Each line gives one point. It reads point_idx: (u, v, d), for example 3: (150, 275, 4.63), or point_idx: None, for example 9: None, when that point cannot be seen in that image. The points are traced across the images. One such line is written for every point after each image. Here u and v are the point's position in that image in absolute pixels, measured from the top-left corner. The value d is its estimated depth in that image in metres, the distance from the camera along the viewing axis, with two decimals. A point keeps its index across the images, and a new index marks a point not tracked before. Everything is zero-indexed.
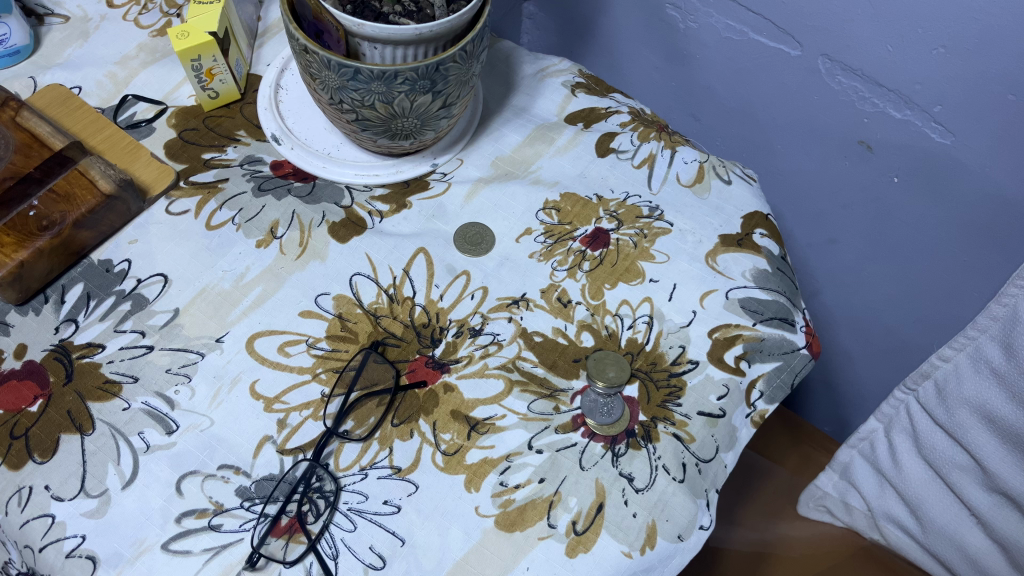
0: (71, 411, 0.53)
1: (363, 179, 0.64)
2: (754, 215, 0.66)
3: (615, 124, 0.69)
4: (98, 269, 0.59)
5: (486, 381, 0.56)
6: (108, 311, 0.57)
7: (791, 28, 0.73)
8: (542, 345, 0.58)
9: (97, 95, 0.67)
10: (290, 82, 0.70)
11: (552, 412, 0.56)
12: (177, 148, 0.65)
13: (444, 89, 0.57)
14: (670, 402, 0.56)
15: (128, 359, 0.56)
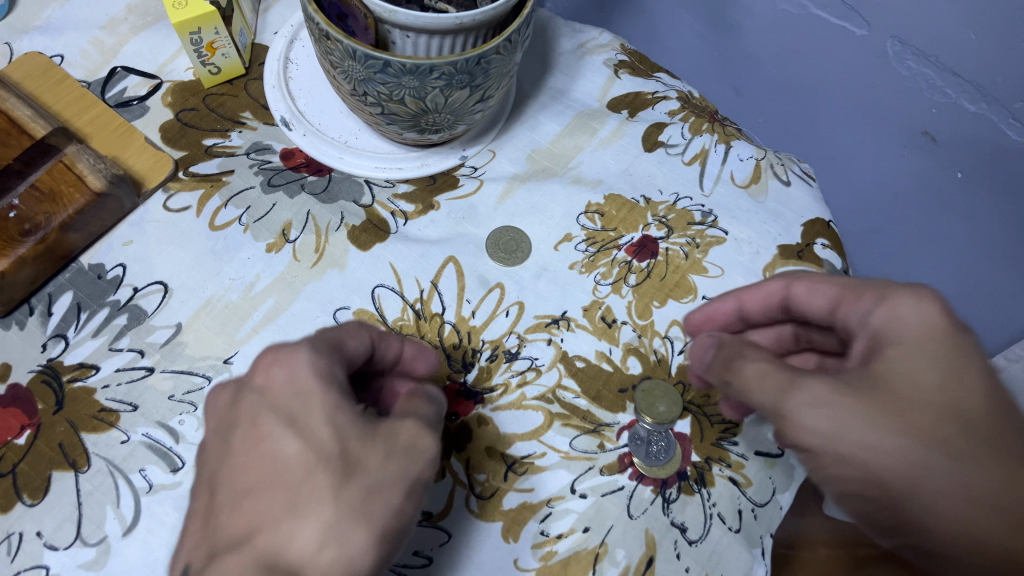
0: (63, 444, 0.48)
1: (385, 173, 0.57)
2: (815, 222, 0.59)
3: (663, 112, 0.62)
4: (89, 276, 0.53)
5: (524, 414, 0.51)
6: (101, 325, 0.51)
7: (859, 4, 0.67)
8: (585, 372, 0.53)
9: (82, 66, 0.59)
10: (301, 55, 0.61)
11: (597, 450, 0.51)
12: (174, 132, 0.58)
13: (483, 83, 0.50)
14: (724, 440, 0.52)
15: (125, 384, 0.50)
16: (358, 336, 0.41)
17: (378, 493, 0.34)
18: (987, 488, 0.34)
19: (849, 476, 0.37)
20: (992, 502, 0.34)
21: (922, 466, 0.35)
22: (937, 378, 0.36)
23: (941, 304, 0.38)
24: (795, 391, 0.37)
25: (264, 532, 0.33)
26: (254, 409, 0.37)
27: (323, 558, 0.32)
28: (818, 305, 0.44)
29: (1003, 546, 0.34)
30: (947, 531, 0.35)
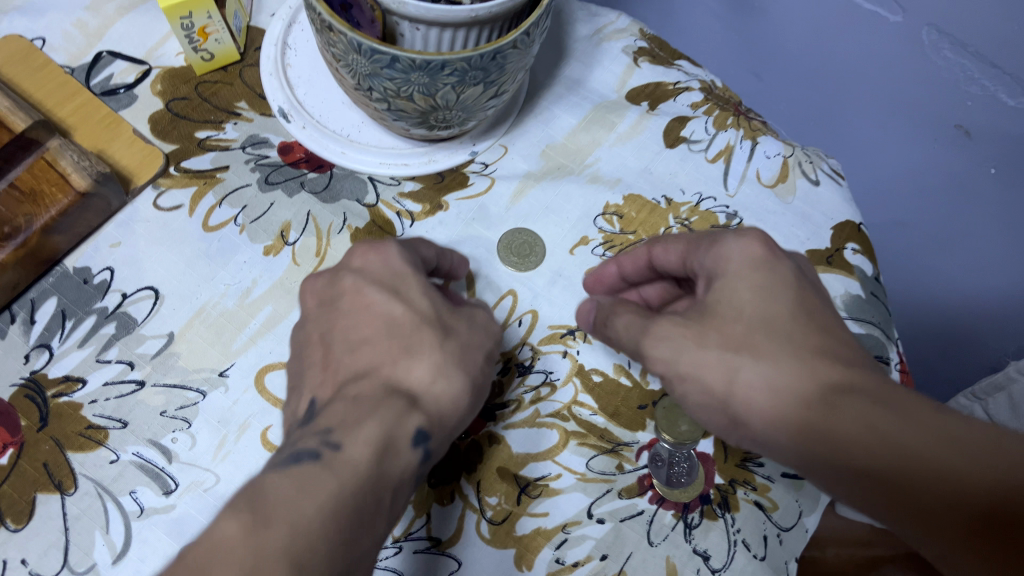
0: (48, 464, 0.45)
1: (390, 170, 0.54)
2: (845, 225, 0.56)
3: (685, 104, 0.58)
4: (74, 280, 0.49)
5: (538, 432, 0.48)
6: (87, 335, 0.48)
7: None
8: (602, 387, 0.50)
9: (65, 50, 0.55)
10: (300, 39, 0.57)
11: (615, 471, 0.48)
12: (164, 123, 0.54)
13: (498, 79, 0.46)
14: (749, 462, 0.49)
15: (114, 399, 0.47)
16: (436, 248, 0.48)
17: (469, 354, 0.42)
18: (803, 384, 0.36)
19: (698, 403, 0.40)
20: (809, 394, 0.35)
21: (740, 373, 0.37)
22: (758, 295, 0.39)
23: (761, 239, 0.41)
24: (642, 328, 0.42)
25: (383, 368, 0.40)
26: (357, 283, 0.43)
27: (436, 388, 0.40)
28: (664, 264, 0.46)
29: (821, 434, 0.35)
30: (789, 436, 0.36)
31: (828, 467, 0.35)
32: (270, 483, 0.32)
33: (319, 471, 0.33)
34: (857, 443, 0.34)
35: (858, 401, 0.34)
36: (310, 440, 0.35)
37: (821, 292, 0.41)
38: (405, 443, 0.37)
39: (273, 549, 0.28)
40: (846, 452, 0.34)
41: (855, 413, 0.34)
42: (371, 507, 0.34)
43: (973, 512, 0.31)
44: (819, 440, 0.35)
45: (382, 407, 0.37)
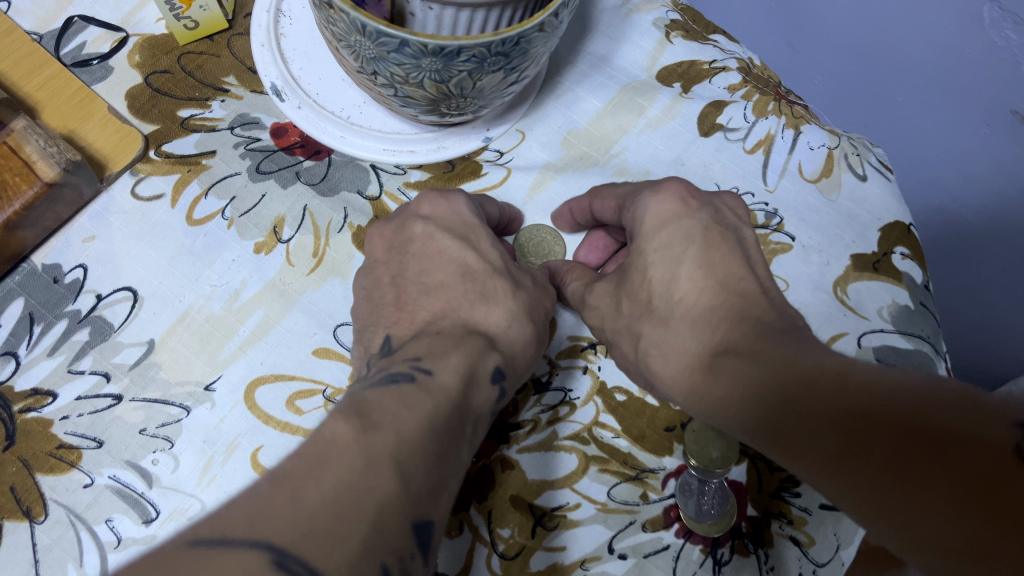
0: (15, 488, 0.41)
1: (395, 157, 0.48)
2: (894, 226, 0.51)
3: (721, 87, 0.53)
4: (43, 279, 0.44)
5: (555, 457, 0.44)
6: (58, 342, 0.43)
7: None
8: (626, 407, 0.46)
9: (33, 14, 0.49)
10: (296, 5, 0.50)
11: (639, 501, 0.44)
12: (143, 100, 0.48)
13: (520, 65, 0.41)
14: (785, 492, 0.45)
15: (88, 415, 0.42)
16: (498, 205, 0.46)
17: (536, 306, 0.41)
18: (692, 347, 0.38)
19: (629, 365, 0.43)
20: (699, 354, 0.37)
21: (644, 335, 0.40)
22: (663, 256, 0.40)
23: (678, 193, 0.42)
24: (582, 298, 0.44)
25: (459, 310, 0.38)
26: (427, 228, 0.40)
27: (512, 332, 0.38)
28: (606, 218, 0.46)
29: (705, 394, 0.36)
30: (686, 398, 0.38)
31: (727, 428, 0.36)
32: (367, 397, 0.29)
33: (415, 391, 0.30)
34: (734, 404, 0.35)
35: (729, 357, 0.35)
36: (398, 367, 0.32)
37: (737, 240, 0.40)
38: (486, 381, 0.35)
39: (383, 450, 0.26)
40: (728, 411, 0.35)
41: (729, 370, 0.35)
42: (457, 437, 0.31)
43: (838, 445, 0.29)
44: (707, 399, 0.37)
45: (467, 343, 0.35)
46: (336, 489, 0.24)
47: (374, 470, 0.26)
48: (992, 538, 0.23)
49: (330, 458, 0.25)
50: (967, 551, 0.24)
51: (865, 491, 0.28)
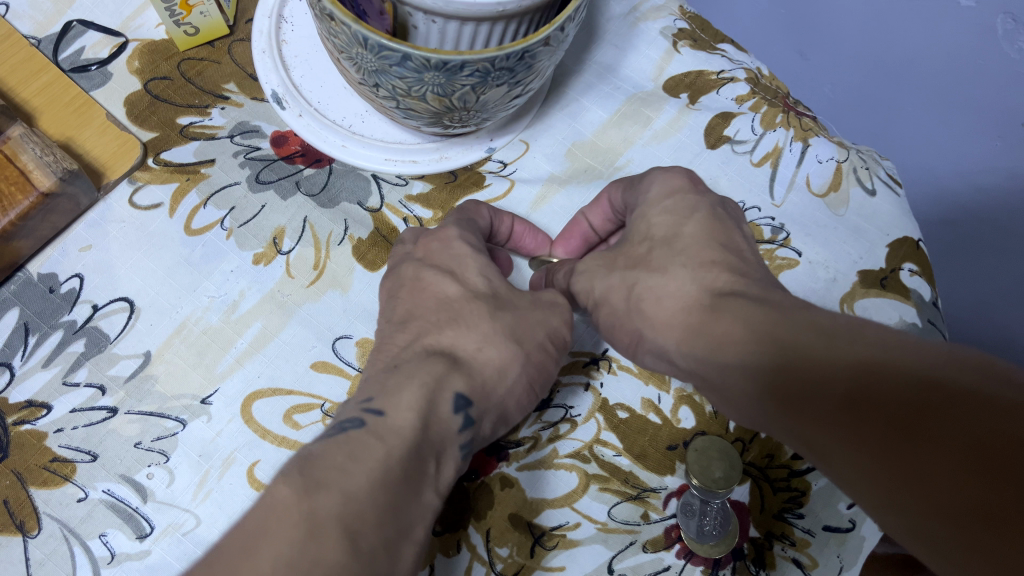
0: (9, 501, 0.40)
1: (396, 167, 0.48)
2: (902, 242, 0.50)
3: (729, 98, 0.52)
4: (39, 289, 0.44)
5: (555, 475, 0.44)
6: (54, 353, 0.43)
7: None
8: (628, 424, 0.45)
9: (31, 18, 0.49)
10: (297, 11, 0.50)
11: (639, 521, 0.43)
12: (143, 107, 0.48)
13: (524, 79, 0.40)
14: (788, 513, 0.44)
15: (83, 428, 0.42)
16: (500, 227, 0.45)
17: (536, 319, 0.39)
18: (691, 289, 0.36)
19: (609, 332, 0.41)
20: (701, 296, 0.36)
21: (632, 286, 0.39)
22: (666, 215, 0.40)
23: (687, 175, 0.42)
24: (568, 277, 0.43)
25: (428, 335, 0.37)
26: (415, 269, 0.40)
27: (483, 356, 0.37)
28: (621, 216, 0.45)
29: (707, 338, 0.35)
30: (678, 342, 0.37)
31: (715, 372, 0.35)
32: (314, 451, 0.29)
33: (364, 437, 0.30)
34: (743, 346, 0.33)
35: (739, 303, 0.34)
36: (350, 411, 0.32)
37: (743, 226, 0.40)
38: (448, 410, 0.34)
39: (326, 515, 0.26)
40: (733, 359, 0.34)
41: (740, 313, 0.34)
42: (417, 480, 0.31)
43: (851, 399, 0.29)
44: (707, 343, 0.35)
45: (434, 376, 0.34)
46: (274, 568, 0.24)
47: (315, 540, 0.25)
48: (986, 484, 0.24)
49: (266, 533, 0.25)
50: (969, 512, 0.24)
51: (871, 442, 0.27)
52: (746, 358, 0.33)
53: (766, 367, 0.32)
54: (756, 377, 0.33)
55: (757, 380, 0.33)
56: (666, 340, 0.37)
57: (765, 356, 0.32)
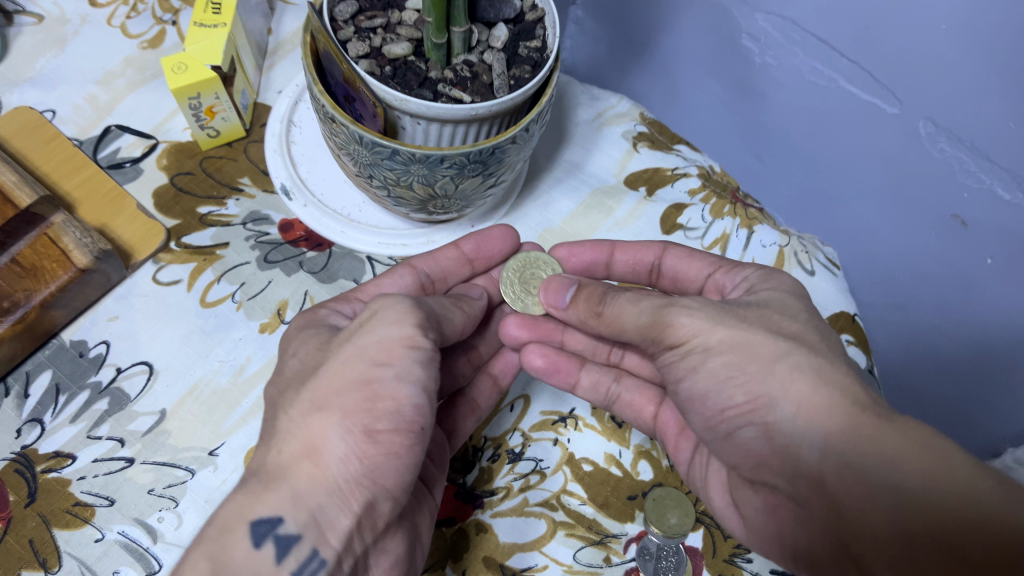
0: (33, 540, 0.45)
1: (388, 250, 0.54)
2: (839, 316, 0.56)
3: (682, 191, 0.59)
4: (70, 353, 0.50)
5: (526, 521, 0.48)
6: (80, 410, 0.48)
7: (879, 71, 0.62)
8: (591, 476, 0.50)
9: (75, 123, 0.56)
10: (306, 117, 0.58)
11: (602, 564, 0.47)
12: (168, 198, 0.55)
13: (496, 171, 0.47)
14: (738, 557, 0.48)
15: (103, 476, 0.47)
16: (456, 269, 0.50)
17: (355, 389, 0.36)
18: (844, 397, 0.36)
19: (706, 379, 0.40)
20: (858, 412, 0.36)
21: (759, 343, 0.38)
22: (787, 298, 0.41)
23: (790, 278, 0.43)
24: (633, 298, 0.41)
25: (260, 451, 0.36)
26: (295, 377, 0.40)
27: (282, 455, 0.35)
28: (665, 283, 0.51)
29: (856, 466, 0.35)
30: (811, 428, 0.36)
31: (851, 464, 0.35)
32: None
33: None
34: (903, 487, 0.34)
35: (896, 436, 0.35)
36: None
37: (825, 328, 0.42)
38: (247, 548, 0.33)
39: None
40: (888, 496, 0.34)
41: (886, 449, 0.35)
42: None
43: None
44: (852, 472, 0.35)
45: (218, 539, 0.33)
46: None
47: None
48: None
49: None
50: None
51: None
52: (898, 498, 0.34)
53: (919, 517, 0.33)
54: (890, 520, 0.34)
55: (891, 523, 0.34)
56: (784, 421, 0.37)
57: (919, 509, 0.33)
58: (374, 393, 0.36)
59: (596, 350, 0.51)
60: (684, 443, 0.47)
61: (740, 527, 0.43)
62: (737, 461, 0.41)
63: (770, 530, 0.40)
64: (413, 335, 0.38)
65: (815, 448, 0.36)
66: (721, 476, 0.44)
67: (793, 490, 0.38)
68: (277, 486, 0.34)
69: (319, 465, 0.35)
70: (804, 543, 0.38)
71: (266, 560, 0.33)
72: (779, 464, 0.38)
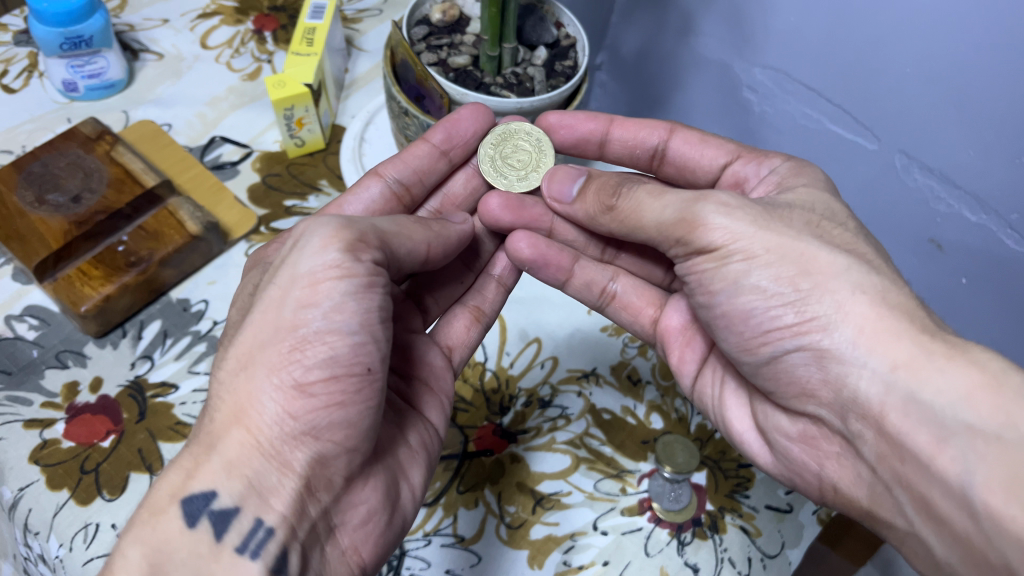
0: (141, 449, 0.53)
1: None
2: None
3: None
4: (175, 308, 0.60)
5: (553, 456, 0.56)
6: (183, 350, 0.58)
7: (857, 111, 0.69)
8: (610, 422, 0.58)
9: (186, 134, 0.68)
10: (374, 136, 0.70)
11: (619, 493, 0.55)
12: (260, 193, 0.66)
13: None
14: (737, 493, 0.56)
15: (200, 402, 0.56)
16: (432, 163, 0.53)
17: (280, 339, 0.37)
18: (909, 323, 0.39)
19: (751, 294, 0.42)
20: (927, 342, 0.37)
21: (815, 257, 0.41)
22: (829, 203, 0.45)
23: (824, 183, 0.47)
24: (654, 193, 0.46)
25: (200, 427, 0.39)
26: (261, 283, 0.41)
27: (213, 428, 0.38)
28: (667, 168, 0.56)
29: (922, 401, 0.36)
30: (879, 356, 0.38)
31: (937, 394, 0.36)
32: None
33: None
34: (978, 426, 0.34)
35: (967, 371, 0.36)
36: None
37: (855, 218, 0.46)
38: (182, 527, 0.36)
39: None
40: (960, 434, 0.35)
41: (951, 385, 0.35)
42: None
43: None
44: (920, 408, 0.36)
45: (151, 522, 0.36)
46: None
47: None
48: None
49: None
50: None
51: None
52: (971, 436, 0.34)
53: (998, 457, 0.33)
54: (959, 461, 0.34)
55: (959, 464, 0.34)
56: (842, 346, 0.39)
57: (996, 449, 0.33)
58: (301, 340, 0.37)
59: (588, 246, 0.58)
60: (689, 355, 0.53)
61: (766, 455, 0.47)
62: (777, 388, 0.44)
63: (808, 462, 0.44)
64: (343, 264, 0.38)
65: (878, 381, 0.38)
66: (739, 399, 0.49)
67: (843, 424, 0.41)
68: (208, 459, 0.37)
69: (250, 428, 0.37)
70: (861, 484, 0.41)
71: (203, 538, 0.36)
72: (830, 395, 0.41)
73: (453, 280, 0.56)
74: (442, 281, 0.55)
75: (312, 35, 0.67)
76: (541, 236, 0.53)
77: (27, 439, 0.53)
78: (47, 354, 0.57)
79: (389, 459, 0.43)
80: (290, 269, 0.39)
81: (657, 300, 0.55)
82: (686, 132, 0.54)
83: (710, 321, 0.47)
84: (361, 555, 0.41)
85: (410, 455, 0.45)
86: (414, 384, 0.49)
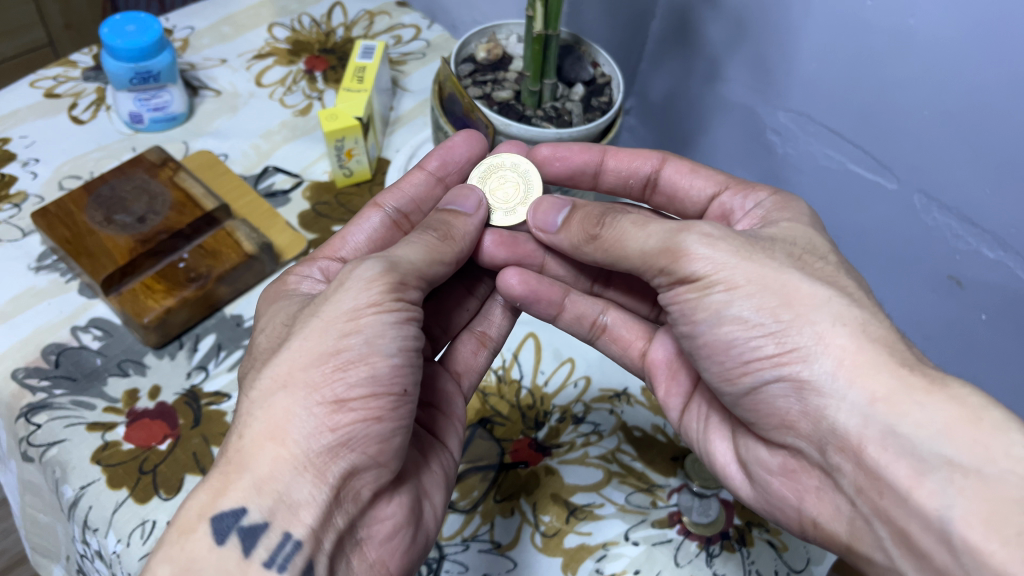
0: (196, 453, 0.56)
1: None
2: None
3: None
4: (229, 323, 0.64)
5: (586, 469, 0.59)
6: (235, 362, 0.61)
7: (877, 151, 0.72)
8: (641, 440, 0.61)
9: (241, 163, 0.73)
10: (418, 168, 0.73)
11: (649, 506, 0.57)
12: (310, 220, 0.70)
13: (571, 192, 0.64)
14: None
15: None
16: (427, 190, 0.58)
17: (322, 362, 0.40)
18: (890, 356, 0.40)
19: (732, 325, 0.44)
20: (907, 375, 0.39)
21: (796, 289, 0.42)
22: (812, 237, 0.47)
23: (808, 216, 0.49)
24: (637, 223, 0.47)
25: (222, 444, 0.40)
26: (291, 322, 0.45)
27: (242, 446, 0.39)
28: (659, 196, 0.60)
29: (900, 435, 0.37)
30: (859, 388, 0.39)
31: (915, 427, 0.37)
32: None
33: None
34: (957, 460, 0.36)
35: (945, 405, 0.37)
36: None
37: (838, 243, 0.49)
38: (213, 544, 0.38)
39: None
40: (940, 470, 0.36)
41: (931, 419, 0.37)
42: None
43: None
44: (898, 441, 0.38)
45: (180, 541, 0.38)
46: None
47: None
48: None
49: None
50: None
51: None
52: (950, 471, 0.36)
53: (978, 492, 0.35)
54: (938, 495, 0.35)
55: (939, 498, 0.35)
56: (820, 378, 0.40)
57: (976, 484, 0.35)
58: (345, 362, 0.40)
59: (578, 280, 0.62)
60: (675, 390, 0.55)
61: (745, 488, 0.49)
62: (757, 419, 0.45)
63: (787, 495, 0.45)
64: (383, 303, 0.42)
65: (856, 413, 0.39)
66: (722, 432, 0.51)
67: (822, 457, 0.42)
68: (240, 477, 0.38)
69: (284, 444, 0.38)
70: (840, 517, 0.42)
71: (232, 553, 0.37)
72: (807, 427, 0.42)
73: (461, 305, 0.59)
74: (450, 305, 0.59)
75: (363, 73, 0.72)
76: (530, 274, 0.55)
77: (90, 440, 0.56)
78: (109, 363, 0.60)
79: (413, 480, 0.46)
80: (333, 308, 0.42)
81: (645, 333, 0.57)
82: (677, 163, 0.57)
83: (693, 351, 0.48)
84: (388, 566, 0.43)
85: (432, 479, 0.48)
86: (433, 412, 0.51)
